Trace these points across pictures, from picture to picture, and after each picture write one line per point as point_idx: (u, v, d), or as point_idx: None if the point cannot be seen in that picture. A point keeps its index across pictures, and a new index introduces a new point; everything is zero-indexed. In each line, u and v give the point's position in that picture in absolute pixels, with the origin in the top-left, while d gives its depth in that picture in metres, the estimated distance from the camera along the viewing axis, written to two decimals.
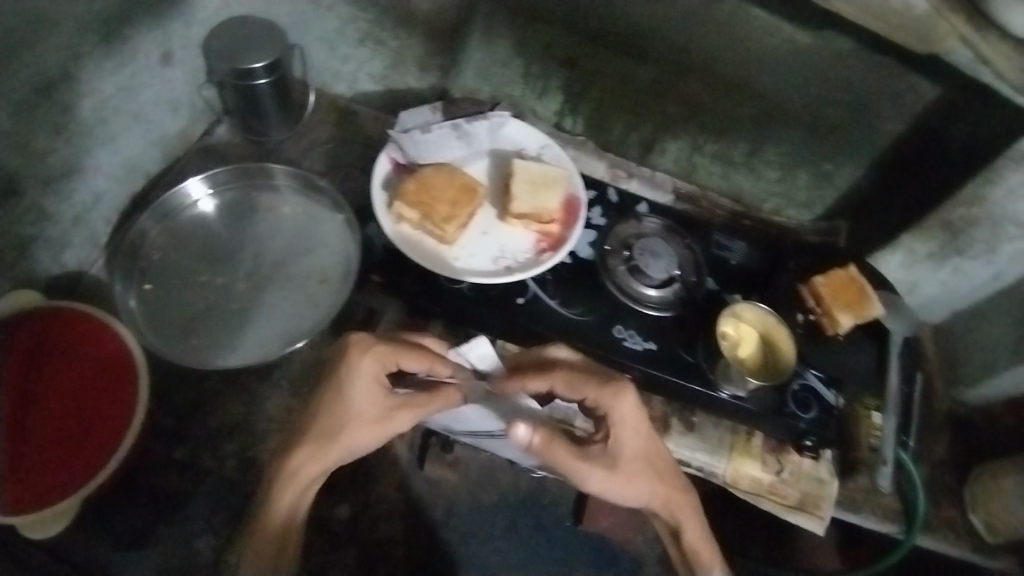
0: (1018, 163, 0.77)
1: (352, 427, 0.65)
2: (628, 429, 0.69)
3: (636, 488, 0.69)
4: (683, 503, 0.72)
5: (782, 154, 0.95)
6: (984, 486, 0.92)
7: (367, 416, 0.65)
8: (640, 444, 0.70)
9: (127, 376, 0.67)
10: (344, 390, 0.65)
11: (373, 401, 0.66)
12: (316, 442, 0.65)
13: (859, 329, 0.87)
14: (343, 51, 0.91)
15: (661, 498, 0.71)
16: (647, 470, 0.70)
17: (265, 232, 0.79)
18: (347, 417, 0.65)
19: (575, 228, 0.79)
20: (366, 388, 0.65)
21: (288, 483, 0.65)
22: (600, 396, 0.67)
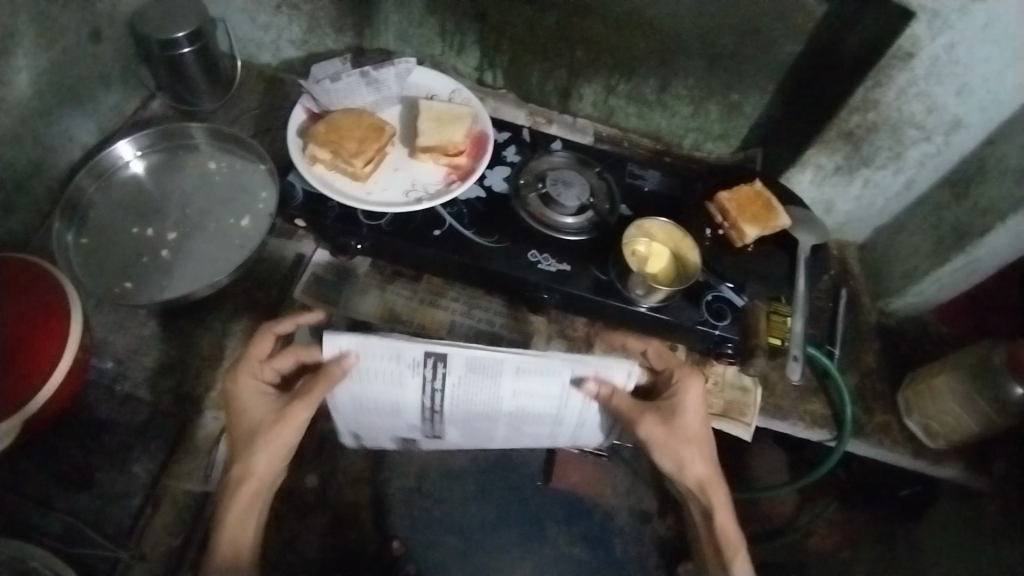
0: (903, 61, 0.80)
1: (257, 436, 0.67)
2: (693, 411, 0.73)
3: (679, 458, 0.72)
4: (719, 479, 0.73)
5: (691, 88, 0.99)
6: (915, 389, 0.93)
7: (263, 420, 0.68)
8: (702, 422, 0.73)
9: (58, 324, 0.70)
10: (238, 407, 0.68)
11: (261, 406, 0.69)
12: (239, 458, 0.67)
13: (770, 241, 0.90)
14: (263, 20, 0.97)
15: (701, 473, 0.73)
16: (699, 442, 0.73)
17: (193, 185, 0.84)
18: (246, 427, 0.68)
19: (482, 158, 0.85)
20: (254, 395, 0.69)
21: (238, 497, 0.67)
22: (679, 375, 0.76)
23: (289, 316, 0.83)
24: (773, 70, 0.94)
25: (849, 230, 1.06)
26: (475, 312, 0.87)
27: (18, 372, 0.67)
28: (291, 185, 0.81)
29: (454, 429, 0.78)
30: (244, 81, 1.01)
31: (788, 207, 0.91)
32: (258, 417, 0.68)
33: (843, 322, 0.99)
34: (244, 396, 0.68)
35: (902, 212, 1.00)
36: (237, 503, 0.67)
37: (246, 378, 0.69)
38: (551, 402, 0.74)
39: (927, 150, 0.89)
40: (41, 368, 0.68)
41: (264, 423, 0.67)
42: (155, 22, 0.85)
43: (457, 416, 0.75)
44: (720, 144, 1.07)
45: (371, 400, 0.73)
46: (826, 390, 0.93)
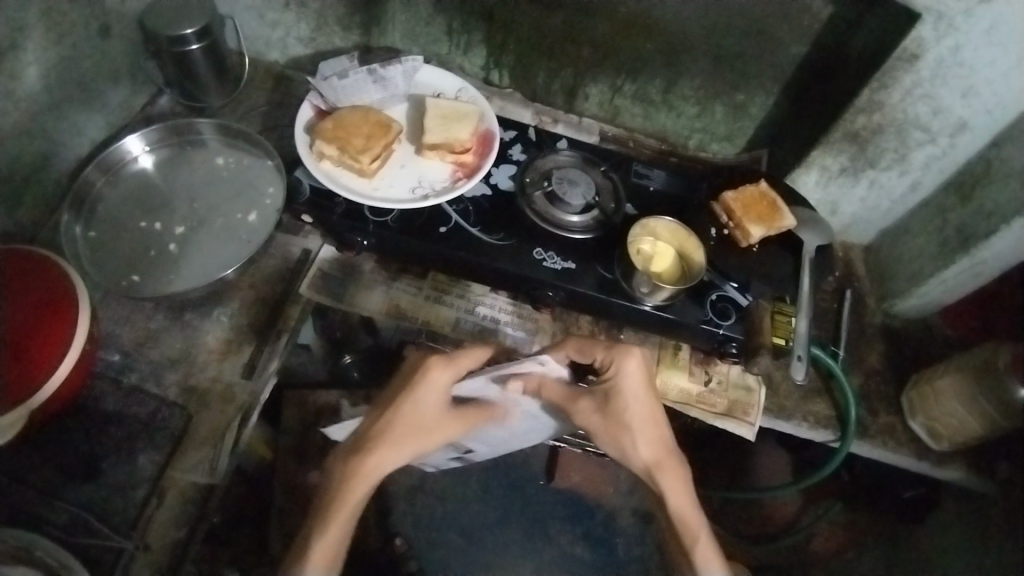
0: (909, 63, 0.81)
1: (418, 432, 0.72)
2: (628, 390, 0.74)
3: (620, 442, 0.74)
4: (666, 462, 0.73)
5: (696, 88, 1.00)
6: (920, 390, 0.93)
7: (431, 419, 0.73)
8: (642, 402, 0.74)
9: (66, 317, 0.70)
10: (416, 394, 0.73)
11: (436, 409, 0.73)
12: (384, 445, 0.70)
13: (775, 242, 0.90)
14: (271, 18, 0.98)
15: (647, 457, 0.74)
16: (639, 421, 0.74)
17: (200, 180, 0.85)
18: (413, 420, 0.72)
19: (489, 156, 0.86)
20: (437, 392, 0.74)
21: (360, 480, 0.69)
22: (606, 355, 0.76)
23: (295, 310, 0.83)
24: (778, 72, 0.94)
25: (854, 232, 1.06)
26: (479, 309, 0.87)
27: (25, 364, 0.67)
28: (297, 181, 0.82)
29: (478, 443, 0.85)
30: (252, 78, 1.01)
31: (793, 208, 0.92)
32: (430, 415, 0.73)
33: (847, 323, 0.99)
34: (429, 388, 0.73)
35: (906, 214, 1.00)
36: (356, 486, 0.69)
37: (439, 379, 0.74)
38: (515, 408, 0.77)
39: (932, 152, 0.89)
40: (47, 361, 0.68)
41: (431, 423, 0.73)
42: (165, 19, 0.86)
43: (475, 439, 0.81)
44: (726, 145, 1.07)
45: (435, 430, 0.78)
46: (829, 390, 0.93)
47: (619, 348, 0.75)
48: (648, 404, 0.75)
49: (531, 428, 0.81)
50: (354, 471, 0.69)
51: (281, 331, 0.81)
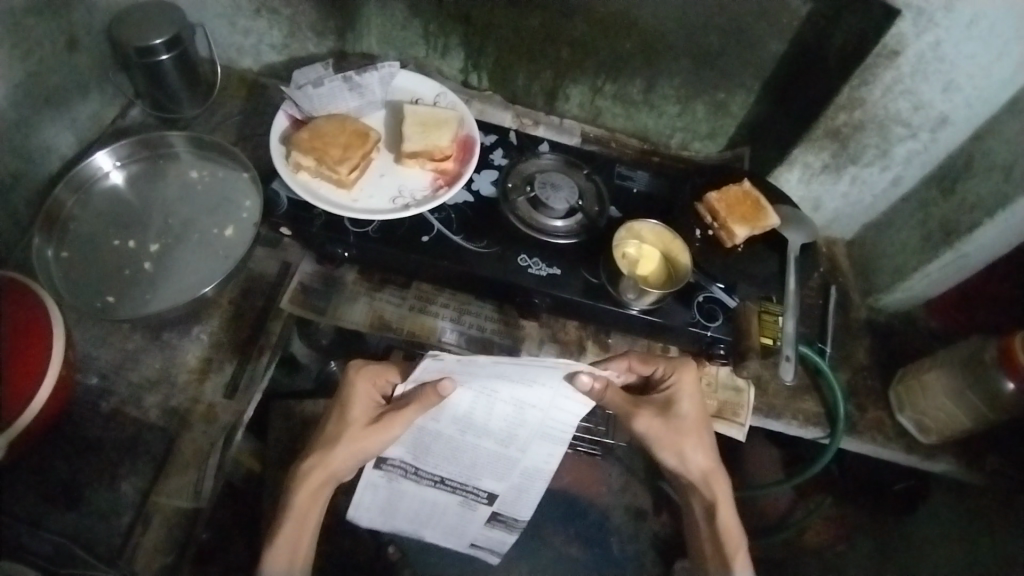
0: (890, 59, 0.80)
1: (350, 434, 0.74)
2: (689, 399, 0.77)
3: (680, 449, 0.77)
4: (719, 472, 0.78)
5: (677, 87, 0.99)
6: (908, 385, 0.93)
7: (361, 421, 0.75)
8: (699, 409, 0.78)
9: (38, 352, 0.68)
10: (346, 403, 0.75)
11: (364, 412, 0.75)
12: (315, 452, 0.74)
13: (761, 240, 0.90)
14: (242, 25, 0.96)
15: (702, 464, 0.78)
16: (696, 432, 0.77)
17: (174, 195, 0.83)
18: (346, 426, 0.74)
19: (469, 163, 0.84)
20: (362, 399, 0.76)
21: (305, 483, 0.73)
22: (670, 367, 0.79)
23: (276, 326, 0.82)
24: (759, 69, 0.94)
25: (838, 228, 1.06)
26: (465, 318, 0.86)
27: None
28: (275, 193, 0.80)
29: (490, 476, 0.83)
30: (225, 86, 0.99)
31: (777, 206, 0.91)
32: (358, 418, 0.75)
33: (833, 319, 0.99)
34: (353, 395, 0.75)
35: (889, 209, 1.00)
36: (301, 488, 0.73)
37: (360, 384, 0.76)
38: (508, 396, 0.76)
39: (914, 147, 0.89)
40: (18, 398, 0.66)
41: (355, 424, 0.74)
42: (133, 29, 0.84)
43: (472, 460, 0.81)
44: (708, 143, 1.07)
45: (418, 439, 0.80)
46: (818, 387, 0.93)
47: (680, 362, 0.79)
48: (703, 413, 0.78)
49: (529, 433, 0.79)
50: (300, 476, 0.73)
51: (263, 347, 0.80)
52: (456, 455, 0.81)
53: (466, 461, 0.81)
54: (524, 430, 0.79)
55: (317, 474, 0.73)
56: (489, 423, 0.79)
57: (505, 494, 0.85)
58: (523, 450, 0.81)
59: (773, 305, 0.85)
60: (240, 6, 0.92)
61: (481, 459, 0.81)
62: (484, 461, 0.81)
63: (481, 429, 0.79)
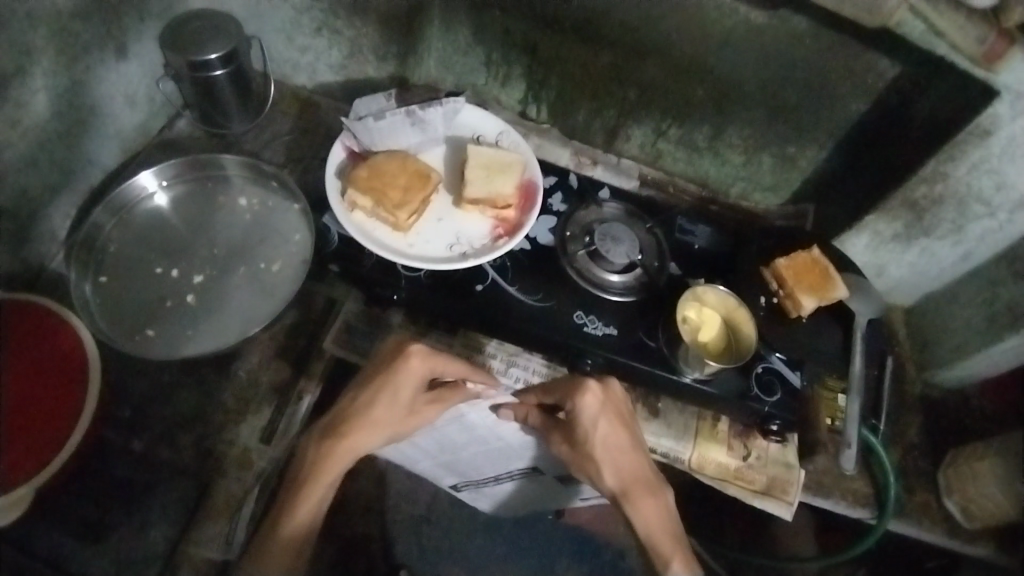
0: (980, 138, 0.76)
1: (392, 421, 0.68)
2: (588, 422, 0.69)
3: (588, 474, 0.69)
4: (638, 487, 0.68)
5: (745, 138, 0.95)
6: (958, 470, 0.89)
7: (404, 409, 0.69)
8: (600, 429, 0.69)
9: (71, 399, 0.66)
10: (389, 386, 0.68)
11: (411, 393, 0.68)
12: (349, 434, 0.67)
13: (824, 312, 0.86)
14: (300, 42, 0.91)
15: (613, 484, 0.68)
16: (604, 453, 0.69)
17: (221, 223, 0.79)
18: (384, 413, 0.68)
19: (531, 212, 0.79)
20: (410, 387, 0.69)
21: (336, 457, 0.66)
22: (563, 393, 0.70)
23: (318, 368, 0.78)
24: (834, 127, 0.89)
25: (898, 296, 1.02)
26: (512, 371, 0.82)
27: (16, 447, 0.63)
28: (325, 227, 0.77)
29: (512, 460, 0.82)
30: (277, 102, 0.95)
31: (843, 274, 0.87)
32: (406, 401, 0.68)
33: (887, 393, 0.95)
34: (404, 378, 0.68)
35: (954, 283, 0.96)
36: (321, 468, 0.66)
37: (419, 368, 0.68)
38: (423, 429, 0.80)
39: (989, 226, 0.85)
40: (52, 436, 0.64)
41: (401, 410, 0.68)
42: (187, 40, 0.79)
43: (488, 456, 0.82)
44: (770, 196, 1.03)
45: (430, 449, 0.83)
46: (868, 466, 0.89)
47: (576, 385, 0.70)
48: (613, 433, 0.69)
49: (486, 432, 0.78)
50: (329, 452, 0.66)
51: (303, 390, 0.76)
52: (469, 455, 0.82)
53: (482, 456, 0.82)
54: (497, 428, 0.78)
55: (344, 456, 0.67)
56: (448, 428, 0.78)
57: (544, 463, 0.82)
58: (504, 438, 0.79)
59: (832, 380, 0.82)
60: (301, 23, 0.88)
61: (493, 453, 0.81)
62: (499, 454, 0.81)
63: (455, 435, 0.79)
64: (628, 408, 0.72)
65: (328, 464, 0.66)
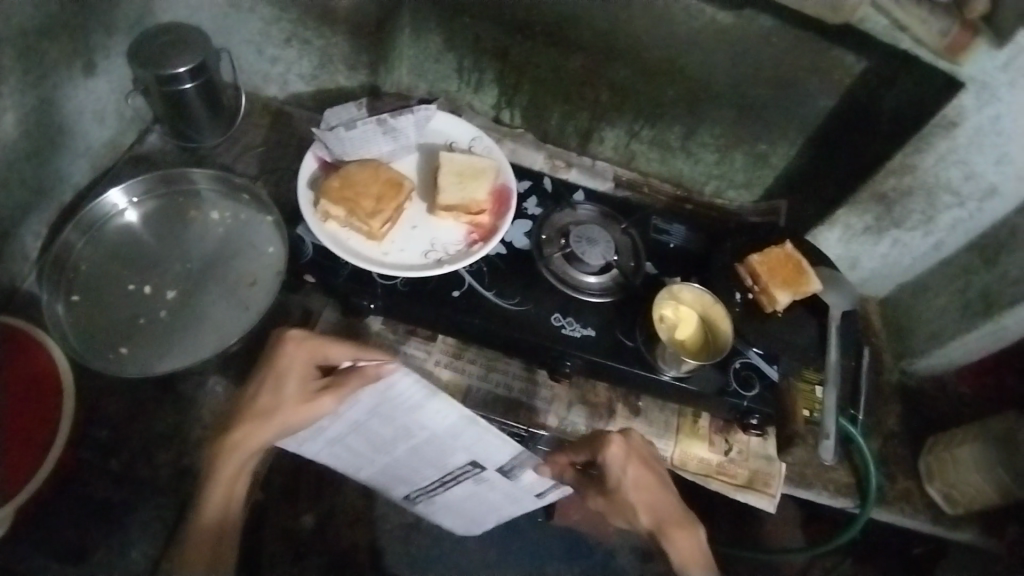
0: (947, 129, 0.78)
1: (282, 413, 0.64)
2: (619, 472, 0.69)
3: (625, 516, 0.70)
4: (672, 523, 0.68)
5: (717, 137, 0.96)
6: (937, 456, 0.91)
7: (299, 397, 0.65)
8: (632, 477, 0.69)
9: (47, 409, 0.66)
10: (276, 378, 0.66)
11: (299, 382, 0.66)
12: (236, 428, 0.64)
13: (800, 305, 0.87)
14: (270, 53, 0.91)
15: (648, 523, 0.69)
16: (636, 500, 0.69)
17: (193, 238, 0.79)
18: (271, 402, 0.65)
19: (505, 217, 0.80)
20: (297, 374, 0.66)
21: (229, 454, 0.64)
22: (592, 447, 0.71)
23: None
24: (803, 123, 0.91)
25: (873, 287, 1.03)
26: (493, 376, 0.83)
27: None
28: (300, 239, 0.77)
29: (446, 454, 0.72)
30: (249, 114, 0.95)
31: (816, 268, 0.88)
32: (291, 393, 0.65)
33: (865, 384, 0.96)
34: (289, 370, 0.66)
35: (927, 272, 0.97)
36: (221, 465, 0.64)
37: (302, 353, 0.66)
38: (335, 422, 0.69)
39: (959, 215, 0.87)
40: (32, 449, 0.64)
41: (291, 399, 0.65)
42: (156, 55, 0.79)
43: (418, 449, 0.72)
44: (743, 192, 1.04)
45: (352, 446, 0.73)
46: (848, 456, 0.90)
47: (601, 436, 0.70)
48: (641, 477, 0.69)
49: (403, 418, 0.68)
50: (222, 448, 0.64)
51: None
52: (401, 448, 0.73)
53: (411, 450, 0.73)
54: (452, 441, 0.70)
55: (248, 449, 0.65)
56: (360, 424, 0.69)
57: (479, 455, 0.71)
58: (426, 428, 0.69)
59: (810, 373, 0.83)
60: (270, 34, 0.88)
61: (421, 443, 0.71)
62: (429, 448, 0.72)
63: (372, 429, 0.70)
64: (650, 449, 0.72)
65: (222, 464, 0.64)
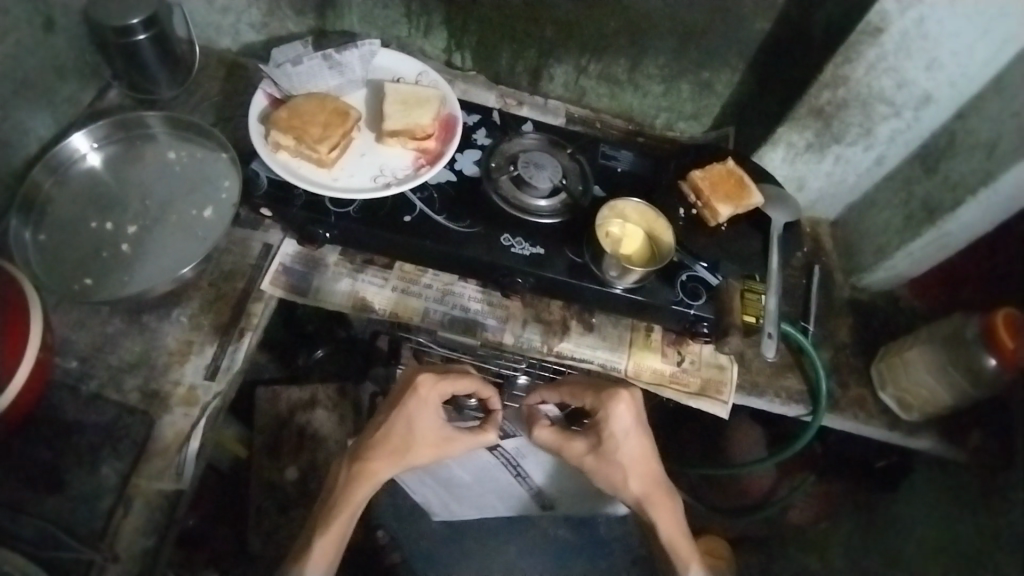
0: (873, 36, 0.80)
1: (418, 447, 0.77)
2: (621, 432, 0.77)
3: (610, 480, 0.78)
4: (658, 489, 0.79)
5: (661, 68, 0.99)
6: (888, 361, 0.93)
7: (431, 440, 0.78)
8: (631, 443, 0.78)
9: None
10: (411, 418, 0.77)
11: (432, 426, 0.78)
12: (370, 459, 0.76)
13: (744, 219, 0.90)
14: (221, 4, 0.95)
15: (637, 491, 0.78)
16: (627, 464, 0.78)
17: (153, 176, 0.82)
18: (407, 437, 0.77)
19: (449, 142, 0.85)
20: (428, 414, 0.78)
21: (361, 482, 0.76)
22: (600, 399, 0.78)
23: (258, 307, 0.83)
24: (742, 48, 0.94)
25: (822, 207, 1.06)
26: (449, 298, 0.87)
27: None
28: (254, 173, 0.80)
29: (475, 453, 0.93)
30: (205, 67, 0.98)
31: (760, 185, 0.91)
32: (422, 432, 0.78)
33: (815, 298, 0.99)
34: (423, 411, 0.77)
35: (872, 188, 1.00)
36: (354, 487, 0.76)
37: (429, 398, 0.78)
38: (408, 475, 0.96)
39: (897, 126, 0.89)
40: None
41: (423, 440, 0.78)
42: (110, 7, 0.82)
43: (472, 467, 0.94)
44: (693, 124, 1.07)
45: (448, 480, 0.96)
46: (801, 364, 0.93)
47: (610, 392, 0.78)
48: (638, 445, 0.78)
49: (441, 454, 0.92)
50: (358, 476, 0.76)
51: (244, 328, 0.81)
52: (473, 473, 0.95)
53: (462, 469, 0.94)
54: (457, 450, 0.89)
55: (385, 472, 0.77)
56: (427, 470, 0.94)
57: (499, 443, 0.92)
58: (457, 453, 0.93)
59: (756, 284, 0.85)
60: None
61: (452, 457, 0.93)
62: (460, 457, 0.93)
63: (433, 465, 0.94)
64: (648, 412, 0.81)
65: (352, 488, 0.76)
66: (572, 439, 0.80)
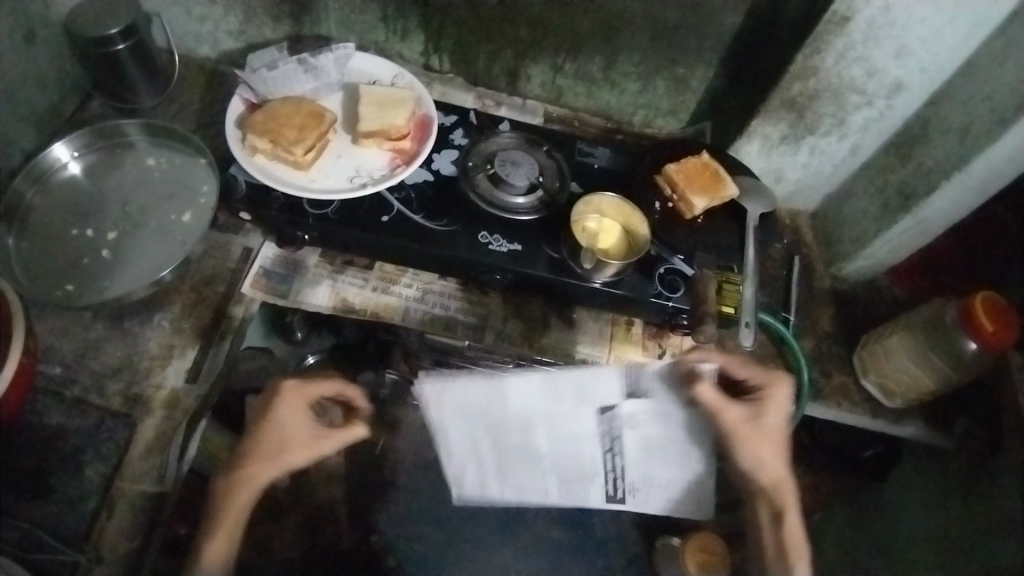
0: (840, 25, 0.80)
1: (293, 449, 0.70)
2: (779, 413, 0.74)
3: (755, 454, 0.73)
4: (789, 481, 0.75)
5: (636, 65, 1.00)
6: (870, 349, 0.92)
7: (302, 441, 0.70)
8: (784, 425, 0.74)
9: None
10: (275, 423, 0.70)
11: (300, 429, 0.71)
12: (251, 464, 0.68)
13: (720, 211, 0.91)
14: (198, 13, 0.96)
15: (772, 475, 0.74)
16: (776, 444, 0.74)
17: (132, 183, 0.83)
18: (281, 441, 0.70)
19: (425, 141, 0.86)
20: (292, 418, 0.71)
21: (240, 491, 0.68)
22: (768, 377, 0.75)
23: (238, 311, 0.83)
24: (715, 41, 0.95)
25: (801, 198, 1.07)
26: (428, 298, 0.88)
27: None
28: (232, 177, 0.81)
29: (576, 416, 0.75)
30: (185, 77, 1.00)
31: (736, 177, 0.92)
32: (290, 436, 0.70)
33: (796, 288, 1.00)
34: (290, 413, 0.71)
35: (850, 177, 1.01)
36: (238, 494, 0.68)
37: (298, 400, 0.71)
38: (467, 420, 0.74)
39: (870, 115, 0.90)
40: None
41: (294, 444, 0.70)
42: (87, 19, 0.83)
43: (562, 430, 0.76)
44: (671, 120, 1.08)
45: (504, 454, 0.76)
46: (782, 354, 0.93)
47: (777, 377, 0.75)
48: (785, 429, 0.75)
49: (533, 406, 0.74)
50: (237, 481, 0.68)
51: (224, 332, 0.82)
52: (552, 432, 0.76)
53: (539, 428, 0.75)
54: (559, 404, 0.75)
55: (262, 476, 0.69)
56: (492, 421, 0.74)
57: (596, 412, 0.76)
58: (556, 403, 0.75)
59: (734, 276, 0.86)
60: None
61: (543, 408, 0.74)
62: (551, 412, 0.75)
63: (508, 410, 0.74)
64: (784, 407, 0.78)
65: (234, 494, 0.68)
66: (732, 406, 0.73)
